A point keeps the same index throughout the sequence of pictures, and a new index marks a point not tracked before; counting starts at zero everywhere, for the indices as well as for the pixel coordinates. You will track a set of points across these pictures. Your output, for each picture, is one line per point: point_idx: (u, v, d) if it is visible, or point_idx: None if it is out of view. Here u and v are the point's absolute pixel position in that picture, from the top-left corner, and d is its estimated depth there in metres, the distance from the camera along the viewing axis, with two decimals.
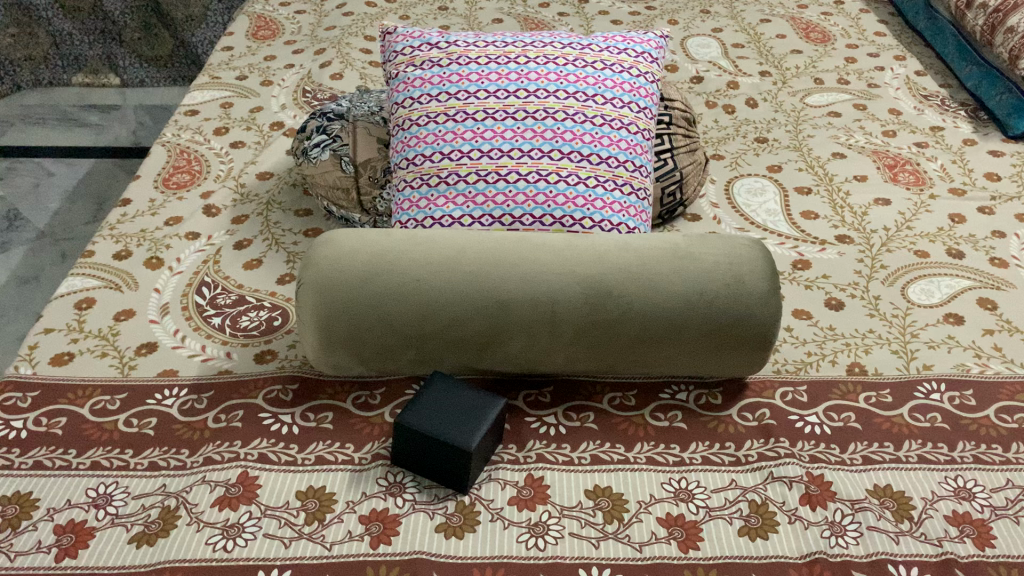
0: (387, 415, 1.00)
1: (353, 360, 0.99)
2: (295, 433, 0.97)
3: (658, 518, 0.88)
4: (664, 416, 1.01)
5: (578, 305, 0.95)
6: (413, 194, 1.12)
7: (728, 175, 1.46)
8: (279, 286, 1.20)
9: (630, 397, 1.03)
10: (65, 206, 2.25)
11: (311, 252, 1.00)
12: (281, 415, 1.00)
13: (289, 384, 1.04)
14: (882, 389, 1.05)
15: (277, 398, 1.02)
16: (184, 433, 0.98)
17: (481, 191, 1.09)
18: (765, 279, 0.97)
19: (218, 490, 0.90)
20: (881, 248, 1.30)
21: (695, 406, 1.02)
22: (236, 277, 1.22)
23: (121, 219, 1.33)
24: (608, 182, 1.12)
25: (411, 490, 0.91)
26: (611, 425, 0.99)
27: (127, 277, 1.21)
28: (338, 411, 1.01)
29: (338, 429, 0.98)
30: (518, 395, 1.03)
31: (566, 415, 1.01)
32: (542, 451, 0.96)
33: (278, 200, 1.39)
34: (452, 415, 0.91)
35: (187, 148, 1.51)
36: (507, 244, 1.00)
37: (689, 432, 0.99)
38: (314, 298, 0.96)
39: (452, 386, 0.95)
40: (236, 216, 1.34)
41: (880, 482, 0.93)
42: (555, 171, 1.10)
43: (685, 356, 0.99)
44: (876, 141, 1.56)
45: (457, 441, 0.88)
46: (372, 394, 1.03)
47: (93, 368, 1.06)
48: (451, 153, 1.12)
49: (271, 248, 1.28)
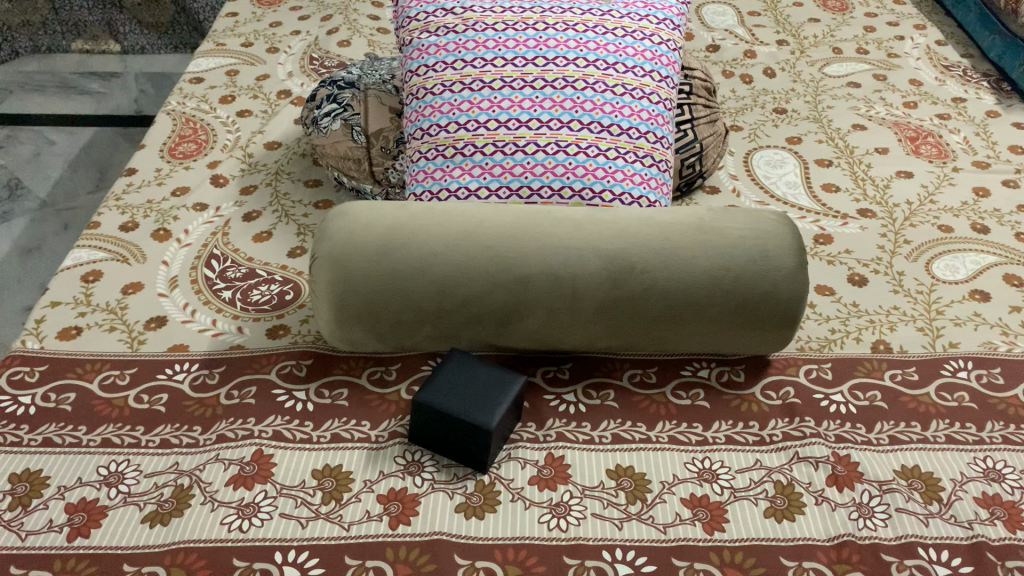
0: (404, 391, 0.98)
1: (369, 337, 0.97)
2: (310, 410, 0.95)
3: (682, 499, 0.87)
4: (686, 394, 0.99)
5: (601, 281, 0.93)
6: (427, 165, 1.09)
7: (747, 146, 1.43)
8: (290, 259, 1.17)
9: (650, 374, 1.01)
10: (67, 174, 2.22)
11: (325, 225, 0.97)
12: (295, 392, 0.97)
13: (302, 359, 1.01)
14: (908, 367, 1.03)
15: (291, 374, 0.99)
16: (196, 410, 0.96)
17: (498, 162, 1.06)
18: (793, 254, 0.95)
19: (232, 469, 0.88)
20: (905, 222, 1.27)
21: (716, 384, 1.00)
22: (246, 250, 1.19)
23: (127, 189, 1.31)
24: (629, 154, 1.08)
25: (430, 469, 0.89)
26: (632, 403, 0.97)
27: (136, 250, 1.19)
28: (353, 387, 0.98)
29: (353, 406, 0.96)
30: (536, 370, 1.01)
31: (586, 392, 0.98)
32: (561, 430, 0.94)
33: (287, 169, 1.35)
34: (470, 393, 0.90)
35: (193, 117, 1.48)
36: (528, 219, 0.97)
37: (711, 410, 0.97)
38: (330, 272, 0.93)
39: (469, 363, 0.93)
40: (245, 187, 1.31)
41: (908, 463, 0.91)
42: (575, 142, 1.07)
43: (708, 333, 0.96)
44: (897, 113, 1.52)
45: (478, 419, 0.86)
46: (387, 369, 1.00)
47: (102, 342, 1.04)
48: (467, 124, 1.08)
49: (282, 220, 1.25)
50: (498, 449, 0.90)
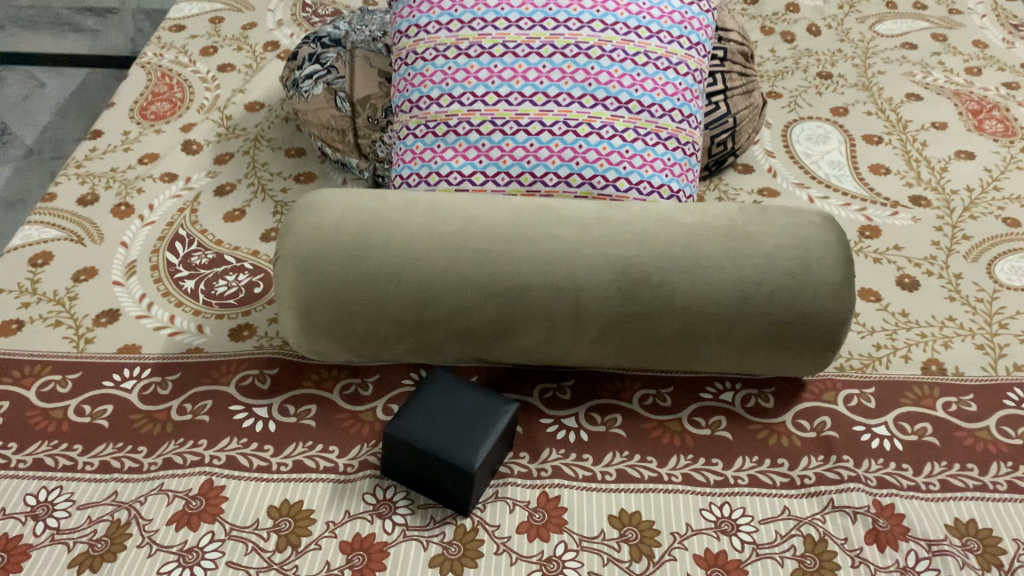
0: (380, 411, 0.85)
1: (340, 349, 0.84)
2: (272, 431, 0.83)
3: (695, 556, 0.74)
4: (705, 423, 0.86)
5: (610, 294, 0.79)
6: (416, 143, 0.95)
7: (786, 118, 1.28)
8: (262, 243, 1.04)
9: (665, 397, 0.88)
10: (56, 119, 2.09)
11: (291, 218, 0.84)
12: (256, 408, 0.85)
13: (266, 368, 0.89)
14: (965, 394, 0.89)
15: (253, 386, 0.87)
16: (143, 427, 0.84)
17: (496, 143, 0.92)
18: (838, 267, 0.80)
19: (176, 504, 0.77)
20: (964, 213, 1.11)
21: (740, 411, 0.87)
22: (214, 231, 1.06)
23: (89, 155, 1.18)
24: (649, 135, 0.93)
25: (403, 511, 0.77)
26: (642, 433, 0.85)
27: (92, 228, 1.06)
28: (322, 403, 0.86)
29: (321, 428, 0.84)
30: (533, 388, 0.88)
31: (589, 417, 0.86)
32: (558, 463, 0.82)
33: (267, 135, 1.21)
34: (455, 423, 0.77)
35: (169, 72, 1.34)
36: (527, 216, 0.82)
37: (733, 444, 0.84)
38: (294, 276, 0.80)
39: (453, 386, 0.80)
40: (219, 154, 1.18)
41: (962, 517, 0.78)
42: (586, 122, 0.92)
43: (733, 355, 0.82)
44: (959, 80, 1.35)
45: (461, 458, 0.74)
46: (363, 382, 0.88)
47: (45, 340, 0.92)
48: (462, 97, 0.94)
49: (257, 195, 1.11)
50: (483, 485, 0.77)
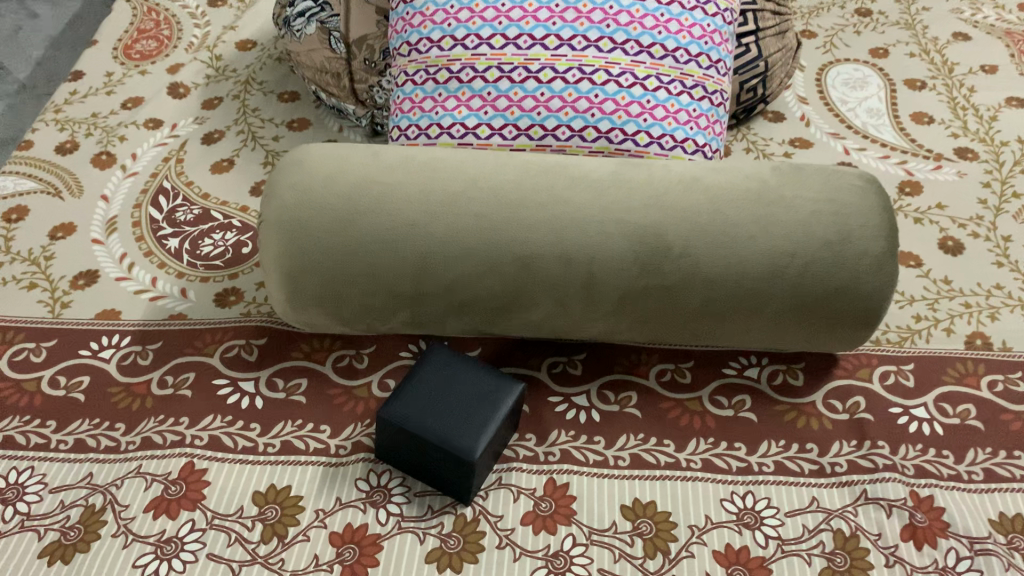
0: (375, 386, 0.79)
1: (331, 320, 0.77)
2: (258, 408, 0.77)
3: (715, 552, 0.68)
4: (727, 402, 0.79)
5: (626, 265, 0.71)
6: (415, 91, 0.87)
7: (822, 59, 1.18)
8: (252, 198, 0.97)
9: (684, 372, 0.81)
10: (49, 54, 1.99)
11: (277, 177, 0.76)
12: (242, 383, 0.79)
13: (253, 338, 0.82)
14: (1012, 373, 0.82)
15: (239, 358, 0.81)
16: (121, 401, 0.78)
17: (503, 92, 0.83)
18: (881, 237, 0.72)
19: (154, 489, 0.71)
20: (1014, 167, 1.02)
21: (766, 388, 0.80)
22: (201, 185, 0.98)
23: (69, 98, 1.10)
24: (673, 83, 0.84)
25: (398, 500, 0.71)
26: (659, 413, 0.78)
27: (71, 180, 0.99)
28: (313, 377, 0.80)
29: (311, 405, 0.78)
30: (542, 362, 0.81)
31: (602, 395, 0.79)
32: (567, 446, 0.75)
33: (259, 78, 1.13)
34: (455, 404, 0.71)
35: (156, 7, 1.24)
36: (536, 176, 0.74)
37: (758, 426, 0.77)
38: (279, 243, 0.73)
39: (453, 363, 0.73)
40: (207, 98, 1.09)
41: (1007, 511, 0.71)
42: (603, 68, 0.83)
43: (761, 331, 0.75)
44: (1011, 17, 1.24)
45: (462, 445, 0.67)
46: (357, 354, 0.82)
47: (19, 304, 0.86)
48: (466, 39, 0.84)
49: (247, 144, 1.03)
50: (486, 471, 0.71)
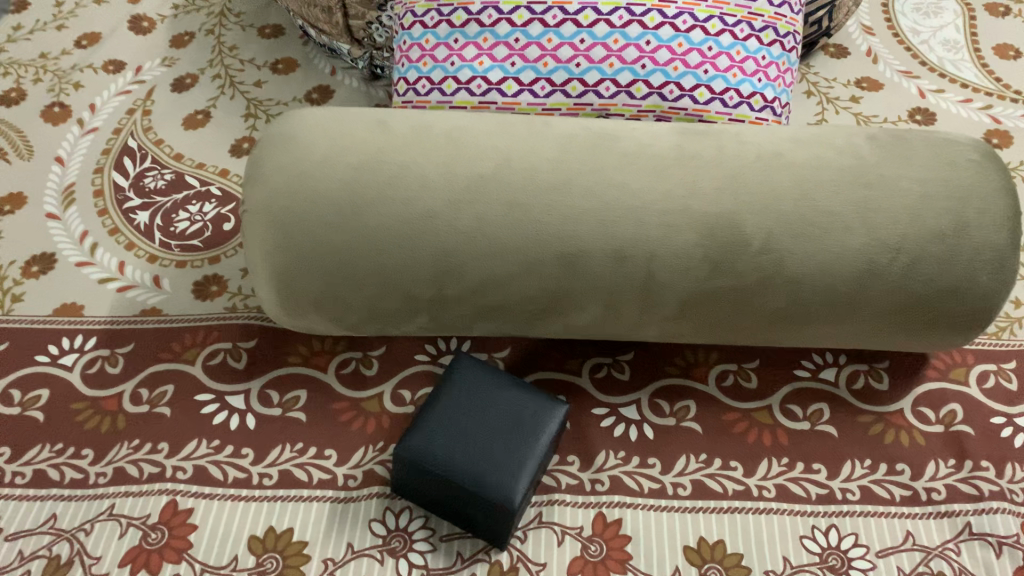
0: (388, 398, 0.67)
1: (335, 324, 0.64)
2: (250, 430, 0.65)
3: None
4: (802, 412, 0.68)
5: (693, 264, 0.58)
6: (425, 35, 0.71)
7: None
8: (232, 159, 0.83)
9: (749, 375, 0.70)
10: None
11: (261, 153, 0.62)
12: (230, 397, 0.67)
13: (241, 340, 0.70)
14: None
15: (225, 366, 0.68)
16: (87, 421, 0.66)
17: (535, 39, 0.69)
18: (1005, 225, 0.58)
19: (131, 536, 0.60)
20: None
21: (846, 394, 0.69)
22: (173, 143, 0.84)
23: (13, 35, 0.94)
24: (739, 25, 0.69)
25: (422, 546, 0.60)
26: (722, 427, 0.67)
27: (18, 139, 0.84)
28: (314, 388, 0.68)
29: (313, 424, 0.66)
30: (583, 365, 0.70)
31: (654, 406, 0.68)
32: (618, 472, 0.64)
33: (236, 9, 0.97)
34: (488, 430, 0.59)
35: None
36: (582, 150, 0.60)
37: (840, 442, 0.66)
38: (269, 240, 0.60)
39: (482, 380, 0.62)
40: (176, 35, 0.94)
41: None
42: (657, 8, 0.68)
43: (848, 334, 0.63)
44: None
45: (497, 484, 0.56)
46: (365, 358, 0.69)
47: None
48: None
49: (224, 91, 0.88)
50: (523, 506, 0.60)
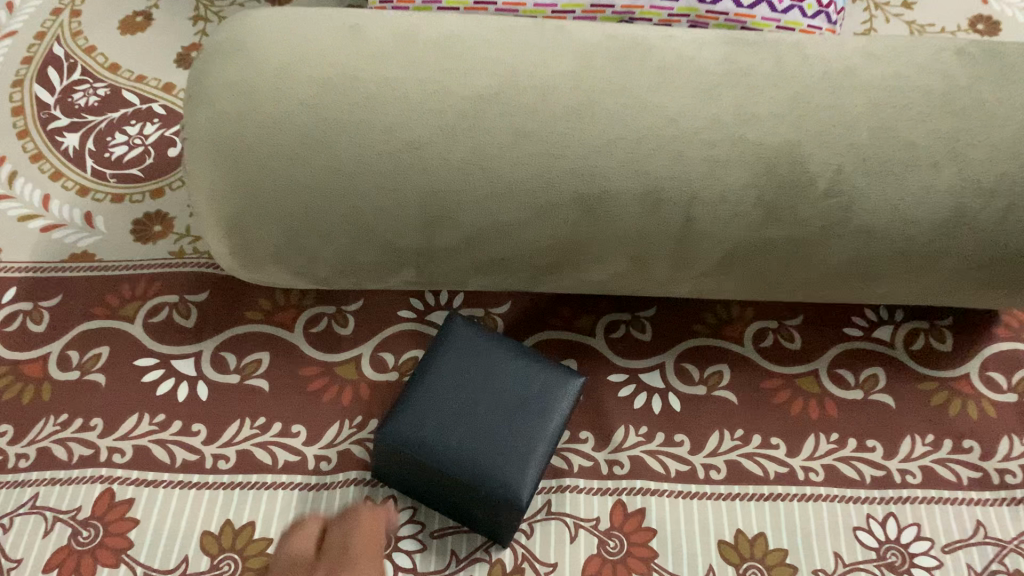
0: (366, 363, 0.57)
1: (303, 278, 0.55)
2: (202, 401, 0.55)
3: None
4: (853, 379, 0.58)
5: (743, 209, 0.48)
6: None
7: None
8: (177, 72, 0.70)
9: (791, 334, 0.60)
10: None
11: (204, 66, 0.50)
12: (178, 362, 0.56)
13: (191, 292, 0.59)
14: None
15: (171, 324, 0.57)
16: (4, 391, 0.55)
17: None
18: None
19: (57, 535, 0.50)
20: None
21: (903, 357, 0.59)
22: (107, 51, 0.71)
23: None
24: None
25: (411, 545, 0.50)
26: (761, 396, 0.57)
27: None
28: (279, 350, 0.57)
29: (278, 394, 0.55)
30: (597, 324, 0.60)
31: (681, 372, 0.58)
32: (642, 452, 0.55)
33: None
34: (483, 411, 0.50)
35: None
36: (607, 62, 0.48)
37: (897, 414, 0.57)
38: (219, 177, 0.48)
39: (480, 347, 0.52)
40: None
41: None
42: None
43: (904, 293, 0.55)
44: None
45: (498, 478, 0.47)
46: (338, 313, 0.59)
47: None
48: None
49: None
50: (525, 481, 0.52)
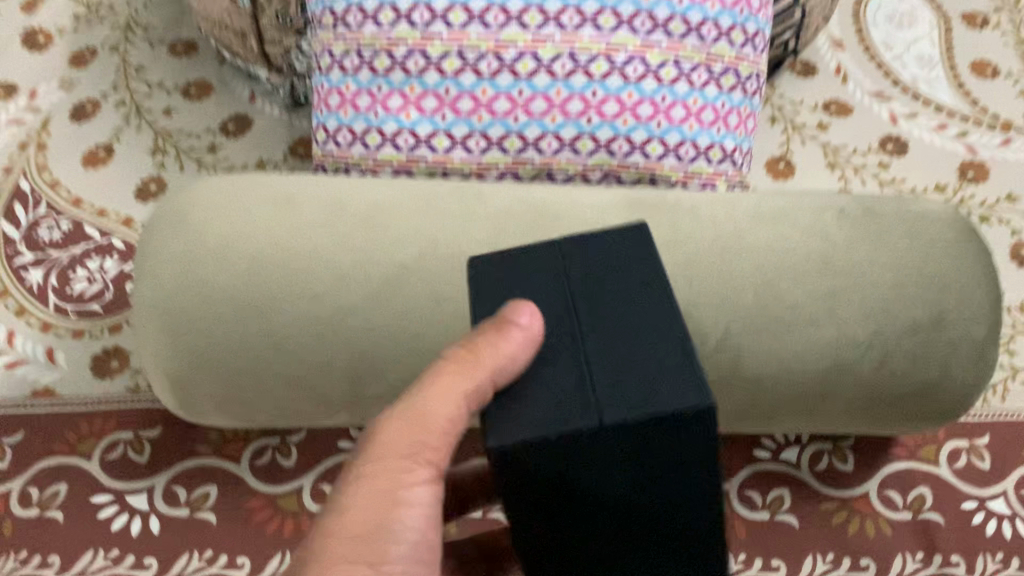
0: (304, 493, 0.66)
1: (234, 421, 0.58)
2: (152, 534, 0.64)
3: None
4: (760, 499, 0.67)
5: None
6: (346, 81, 0.61)
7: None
8: (140, 206, 0.77)
9: None
10: None
11: (149, 237, 0.55)
12: (132, 498, 0.66)
13: (145, 430, 0.68)
14: None
15: (125, 461, 0.67)
16: None
17: (467, 89, 0.59)
18: (984, 317, 0.53)
19: None
20: None
21: (809, 478, 0.67)
22: (70, 185, 0.78)
23: None
24: (697, 70, 0.60)
25: None
26: None
27: None
28: (223, 482, 0.66)
29: (221, 527, 0.65)
30: None
31: None
32: None
33: (143, 20, 0.86)
34: (615, 546, 0.36)
35: None
36: (516, 235, 0.53)
37: (802, 533, 0.65)
38: (161, 346, 0.53)
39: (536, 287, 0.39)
40: (75, 50, 0.85)
41: None
42: (606, 55, 0.58)
43: (801, 427, 0.59)
44: None
45: (514, 418, 0.34)
46: (282, 445, 0.68)
47: None
48: (416, 14, 0.59)
49: (129, 121, 0.81)
50: (608, 431, 0.33)
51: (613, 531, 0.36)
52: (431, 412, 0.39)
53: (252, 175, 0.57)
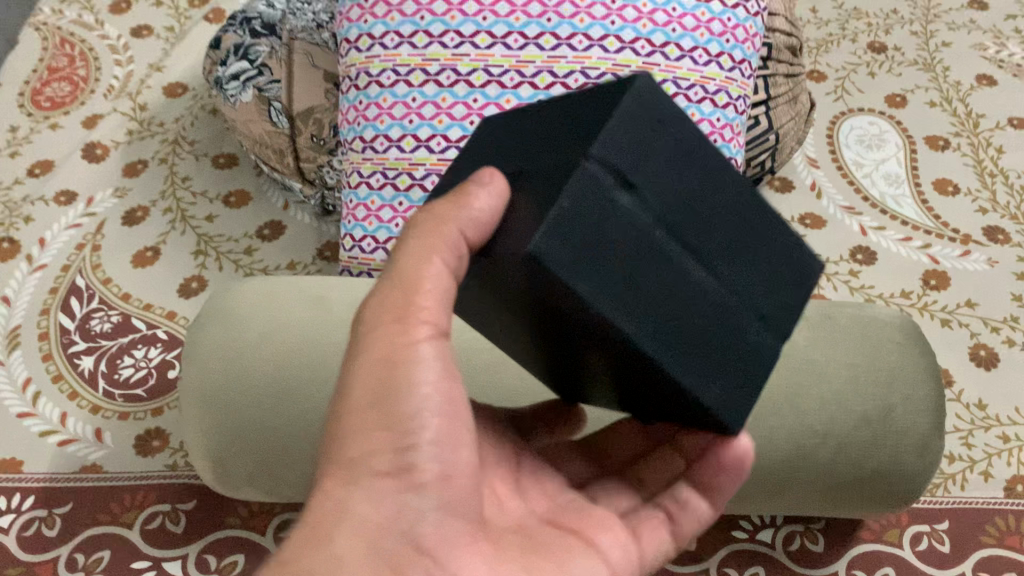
0: None
1: (267, 495, 0.65)
2: None
3: None
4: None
5: None
6: (372, 197, 0.69)
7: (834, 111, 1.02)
8: (182, 301, 0.85)
9: None
10: None
11: (198, 330, 0.63)
12: (167, 564, 0.72)
13: (180, 503, 0.75)
14: None
15: (161, 531, 0.73)
16: None
17: None
18: (929, 412, 0.60)
19: None
20: None
21: (782, 556, 0.74)
22: (120, 282, 0.87)
23: None
24: None
25: None
26: None
27: None
28: (249, 552, 0.73)
29: None
30: None
31: None
32: None
33: (188, 135, 0.97)
34: (702, 308, 0.37)
35: (70, 36, 1.07)
36: None
37: None
38: (205, 425, 0.61)
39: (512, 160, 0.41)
40: (128, 162, 0.95)
41: None
42: None
43: (773, 508, 0.65)
44: None
45: (519, 231, 0.36)
46: None
47: None
48: (432, 142, 0.67)
49: (174, 226, 0.90)
50: (598, 174, 0.34)
51: (692, 312, 0.37)
52: (411, 272, 0.39)
53: (289, 277, 0.66)
